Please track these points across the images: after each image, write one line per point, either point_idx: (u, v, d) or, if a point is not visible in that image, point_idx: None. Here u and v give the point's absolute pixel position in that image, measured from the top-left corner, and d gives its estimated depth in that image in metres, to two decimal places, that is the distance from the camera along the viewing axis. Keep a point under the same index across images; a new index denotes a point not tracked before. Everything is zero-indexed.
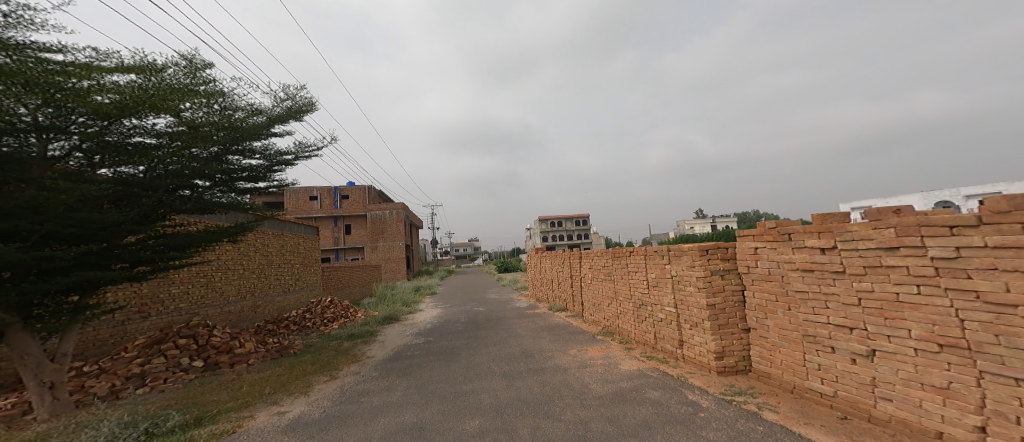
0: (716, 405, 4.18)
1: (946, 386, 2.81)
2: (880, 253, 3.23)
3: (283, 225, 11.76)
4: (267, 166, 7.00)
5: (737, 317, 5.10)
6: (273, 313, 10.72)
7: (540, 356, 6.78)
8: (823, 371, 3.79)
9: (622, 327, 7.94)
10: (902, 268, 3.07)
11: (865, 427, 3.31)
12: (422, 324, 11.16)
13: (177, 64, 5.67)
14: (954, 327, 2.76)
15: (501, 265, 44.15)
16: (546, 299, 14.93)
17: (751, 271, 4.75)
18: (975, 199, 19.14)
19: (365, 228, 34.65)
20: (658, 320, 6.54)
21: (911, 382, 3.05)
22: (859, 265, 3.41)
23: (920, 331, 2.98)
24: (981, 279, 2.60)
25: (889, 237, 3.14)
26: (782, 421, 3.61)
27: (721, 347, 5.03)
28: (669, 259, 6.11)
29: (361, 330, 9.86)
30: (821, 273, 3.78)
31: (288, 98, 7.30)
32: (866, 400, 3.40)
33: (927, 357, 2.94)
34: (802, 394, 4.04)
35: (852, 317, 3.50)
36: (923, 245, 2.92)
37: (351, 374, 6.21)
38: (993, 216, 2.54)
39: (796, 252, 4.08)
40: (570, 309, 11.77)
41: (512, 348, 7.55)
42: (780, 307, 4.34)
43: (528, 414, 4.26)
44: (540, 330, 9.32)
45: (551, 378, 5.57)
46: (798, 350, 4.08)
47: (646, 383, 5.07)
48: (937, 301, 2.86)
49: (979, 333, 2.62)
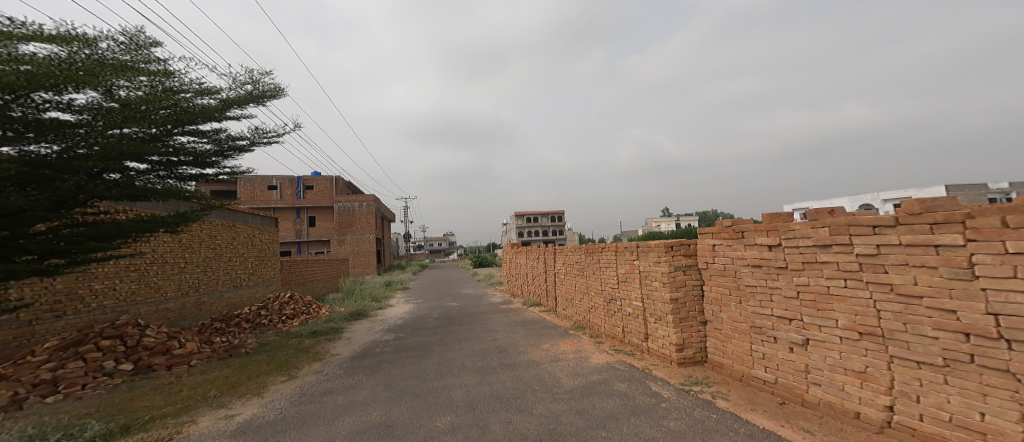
0: (676, 396, 4.37)
1: (863, 370, 3.10)
2: (816, 250, 3.49)
3: (236, 217, 11.23)
4: (217, 152, 6.65)
5: (697, 310, 5.33)
6: (221, 310, 10.23)
7: (514, 351, 6.85)
8: (767, 360, 4.04)
9: (593, 321, 8.13)
10: (834, 263, 3.33)
11: (799, 411, 3.59)
12: (392, 321, 10.96)
13: (116, 40, 5.29)
14: (873, 317, 3.03)
15: (479, 261, 43.94)
16: (521, 294, 15.00)
17: (709, 266, 4.99)
18: (891, 202, 20.91)
19: (331, 221, 33.53)
20: (627, 314, 6.74)
21: (836, 367, 3.32)
22: (798, 261, 3.67)
23: (845, 321, 3.24)
24: (895, 274, 2.89)
25: (824, 235, 3.40)
26: (731, 408, 3.84)
27: (682, 339, 5.27)
28: (638, 255, 6.28)
29: (325, 327, 9.58)
30: (768, 268, 4.03)
31: (251, 83, 6.94)
32: (800, 385, 3.67)
33: (849, 344, 3.22)
34: (748, 382, 4.31)
35: (791, 309, 3.75)
36: (850, 243, 3.19)
37: (312, 374, 6.02)
38: (908, 217, 2.80)
39: (747, 249, 4.31)
40: (545, 304, 11.88)
41: (487, 344, 7.57)
42: (733, 301, 4.58)
43: (497, 409, 4.30)
44: (515, 325, 9.38)
45: (524, 372, 5.64)
46: (746, 340, 4.34)
47: (614, 376, 5.23)
48: (859, 293, 3.13)
49: (891, 322, 2.91)
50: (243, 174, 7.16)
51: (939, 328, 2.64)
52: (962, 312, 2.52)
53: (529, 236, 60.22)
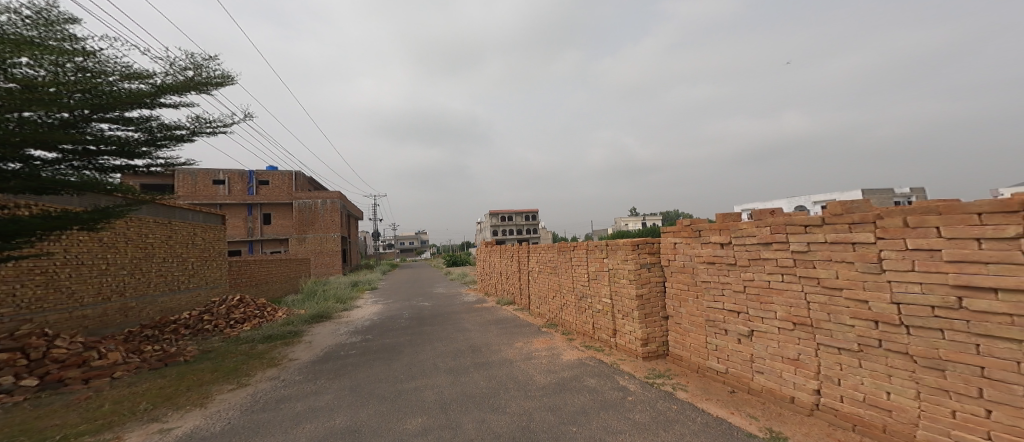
0: (641, 389, 4.53)
1: (797, 357, 3.55)
2: (759, 247, 3.90)
3: (171, 213, 10.43)
4: (148, 140, 6.09)
5: (660, 305, 5.54)
6: (154, 316, 9.43)
7: (487, 350, 6.84)
8: (719, 352, 4.37)
9: (565, 319, 8.27)
10: (774, 260, 3.77)
11: (749, 399, 3.92)
12: (358, 322, 10.67)
13: (21, 13, 4.65)
14: (804, 308, 3.49)
15: (451, 260, 43.44)
16: (495, 293, 15.01)
17: (670, 263, 5.22)
18: (820, 205, 22.70)
19: (290, 219, 32.15)
20: (596, 311, 6.90)
21: (776, 356, 3.74)
22: (745, 258, 4.04)
23: (783, 313, 3.68)
24: (820, 268, 3.36)
25: (766, 234, 3.81)
26: (690, 399, 4.07)
27: (646, 334, 5.47)
28: (607, 254, 6.45)
29: (282, 331, 9.18)
30: (720, 265, 4.35)
31: (193, 69, 6.51)
32: (746, 374, 4.05)
33: (786, 334, 3.66)
34: (704, 373, 4.62)
35: (738, 303, 4.14)
36: (787, 241, 3.61)
37: (266, 380, 5.78)
38: (833, 218, 3.26)
39: (703, 247, 4.59)
40: (518, 302, 11.96)
41: (460, 343, 7.52)
42: (690, 296, 4.85)
43: (471, 408, 4.30)
44: (488, 324, 9.38)
45: (497, 371, 5.65)
46: (702, 333, 4.65)
47: (584, 372, 5.35)
48: (794, 287, 3.58)
49: (818, 312, 3.38)
50: (179, 165, 6.69)
51: (855, 316, 3.11)
52: (873, 302, 2.98)
53: (501, 234, 60.20)
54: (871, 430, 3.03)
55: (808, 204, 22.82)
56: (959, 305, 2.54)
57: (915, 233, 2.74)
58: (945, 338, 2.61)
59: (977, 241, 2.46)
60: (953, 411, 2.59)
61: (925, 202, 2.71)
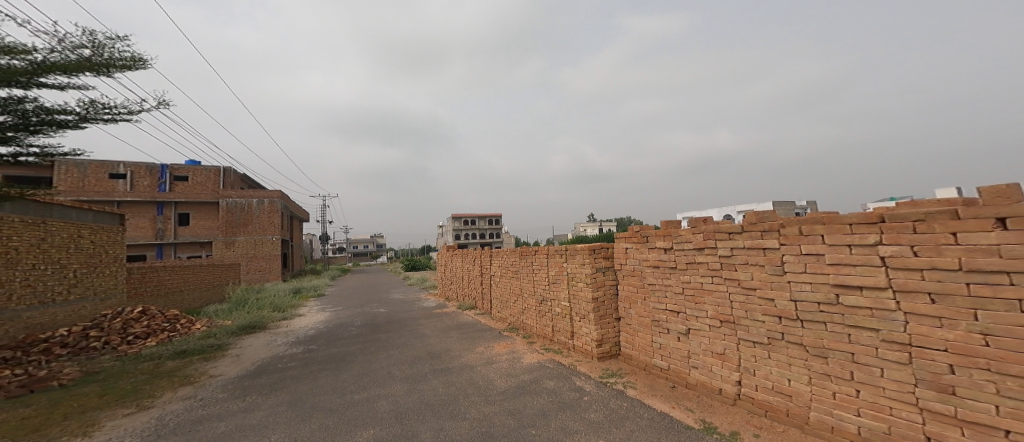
0: (596, 388, 4.70)
1: (722, 352, 4.03)
2: (694, 252, 4.33)
3: (47, 212, 8.58)
4: (17, 125, 5.27)
5: (613, 307, 5.78)
6: (17, 335, 7.52)
7: (447, 356, 6.75)
8: (664, 350, 4.74)
9: (527, 322, 8.35)
10: (705, 263, 4.22)
11: (687, 393, 4.33)
12: (301, 332, 10.09)
13: None
14: (727, 306, 3.99)
15: (410, 265, 42.23)
16: (457, 298, 14.84)
17: (622, 267, 5.48)
18: (743, 214, 24.57)
19: (217, 220, 29.00)
20: (556, 314, 7.05)
21: (706, 352, 4.21)
22: (683, 262, 4.47)
23: (711, 311, 4.14)
24: (740, 271, 3.87)
25: (700, 240, 4.24)
26: (639, 396, 4.36)
27: (601, 335, 5.68)
28: (566, 258, 6.61)
29: (200, 345, 8.42)
30: (664, 268, 4.72)
31: (94, 49, 5.74)
32: (683, 369, 4.48)
33: (714, 330, 4.14)
34: (651, 370, 4.98)
35: (677, 303, 4.56)
36: (716, 246, 4.09)
37: (175, 402, 5.27)
38: (751, 226, 3.75)
39: (651, 252, 4.93)
40: (480, 306, 11.92)
41: (418, 350, 7.37)
42: (639, 298, 5.17)
43: (429, 416, 4.24)
44: (448, 329, 9.27)
45: (457, 377, 5.60)
46: (648, 333, 5.01)
47: (543, 374, 5.44)
48: (720, 288, 4.06)
49: (738, 310, 3.88)
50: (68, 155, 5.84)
51: (765, 313, 3.64)
52: (778, 300, 3.52)
53: (463, 238, 59.44)
54: (777, 414, 3.55)
55: (732, 214, 24.94)
56: (837, 301, 3.12)
57: (808, 240, 3.29)
58: (828, 329, 3.18)
59: (849, 247, 3.02)
60: (834, 393, 3.16)
61: (815, 212, 3.27)
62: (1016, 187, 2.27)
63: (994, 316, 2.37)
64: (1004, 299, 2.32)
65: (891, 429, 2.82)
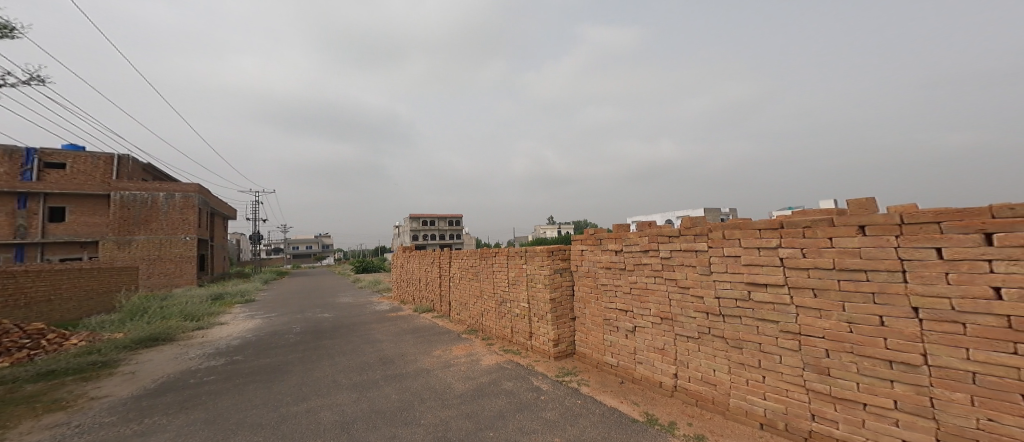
0: (552, 387, 4.82)
1: (663, 347, 4.40)
2: (640, 254, 4.65)
3: None
4: None
5: (569, 308, 5.97)
6: None
7: (400, 361, 6.60)
8: (614, 347, 5.02)
9: (486, 324, 8.36)
10: (649, 265, 4.55)
11: (633, 388, 4.64)
12: (223, 343, 9.17)
13: None
14: (667, 304, 4.35)
15: (363, 266, 40.50)
16: (413, 301, 14.52)
17: (577, 268, 5.67)
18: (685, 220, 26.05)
19: (103, 215, 21.20)
20: (515, 315, 7.13)
21: (650, 348, 4.55)
22: (631, 263, 4.75)
23: (654, 309, 4.49)
24: (677, 271, 4.25)
25: (645, 242, 4.57)
26: (591, 392, 4.57)
27: (558, 335, 5.84)
28: (525, 260, 6.70)
29: (82, 361, 7.07)
30: (615, 269, 4.99)
31: None
32: (631, 365, 4.78)
33: (655, 327, 4.49)
34: (602, 367, 5.23)
35: (624, 302, 4.85)
36: (658, 248, 4.43)
37: (45, 430, 4.46)
38: (686, 230, 4.15)
39: (604, 254, 5.16)
40: (438, 309, 11.77)
41: (368, 356, 7.13)
42: (592, 298, 5.39)
43: (380, 425, 4.14)
44: (403, 333, 9.06)
45: (411, 382, 5.49)
46: (600, 332, 5.25)
47: (502, 375, 5.48)
48: (661, 287, 4.41)
49: (676, 307, 4.25)
50: None
51: (696, 310, 4.05)
52: (705, 297, 3.96)
53: (421, 239, 58.03)
54: (706, 403, 3.99)
55: (672, 219, 26.44)
56: (750, 297, 3.61)
57: (730, 243, 3.77)
58: (743, 323, 3.68)
59: (758, 249, 3.55)
60: (747, 380, 3.65)
61: (735, 218, 3.80)
62: (872, 201, 2.88)
63: (856, 307, 2.98)
64: (863, 292, 2.94)
65: (788, 409, 3.36)
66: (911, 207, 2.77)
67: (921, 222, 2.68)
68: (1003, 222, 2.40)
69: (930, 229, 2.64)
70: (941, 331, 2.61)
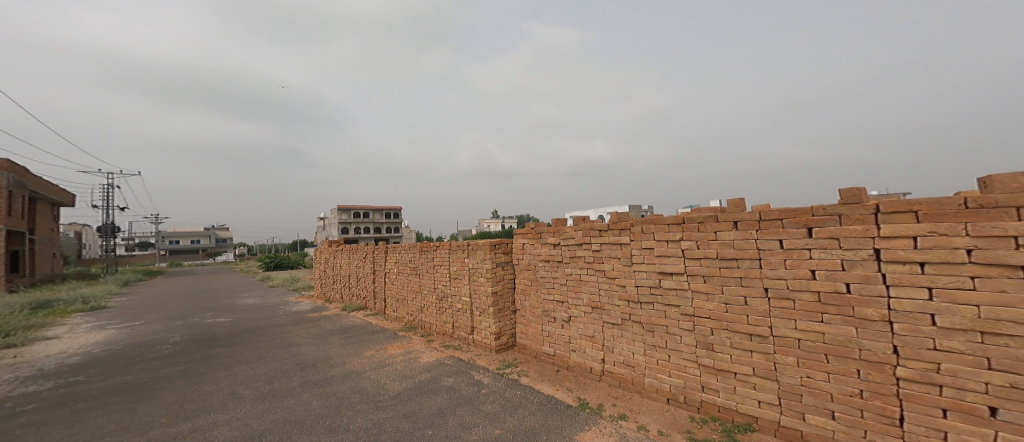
0: (493, 380, 4.86)
1: (593, 334, 4.65)
2: (574, 247, 4.86)
3: None
4: None
5: (510, 300, 6.07)
6: None
7: (325, 364, 6.22)
8: (551, 337, 5.20)
9: (425, 320, 8.21)
10: (582, 257, 4.76)
11: (567, 375, 4.85)
12: (63, 359, 7.41)
13: None
14: (597, 294, 4.59)
15: (289, 262, 37.32)
16: (341, 299, 13.73)
17: (518, 261, 5.75)
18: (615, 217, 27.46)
19: None
20: (456, 310, 7.08)
21: (582, 336, 4.78)
22: (567, 256, 4.94)
23: (587, 300, 4.70)
24: (605, 262, 4.51)
25: (580, 236, 4.77)
26: (529, 382, 4.70)
27: (499, 328, 5.91)
28: (467, 253, 6.67)
29: None
30: (552, 262, 5.15)
31: None
32: (565, 353, 4.99)
33: (587, 316, 4.72)
34: (540, 357, 5.40)
35: (561, 294, 5.03)
36: (590, 241, 4.66)
37: None
38: (614, 224, 4.43)
39: (543, 247, 5.30)
40: (371, 307, 11.28)
41: (285, 361, 6.59)
42: (532, 290, 5.52)
43: (298, 435, 3.89)
44: (329, 334, 8.55)
45: (338, 387, 5.18)
46: (539, 323, 5.40)
47: (441, 372, 5.42)
48: (592, 279, 4.65)
49: (604, 297, 4.53)
50: None
51: (619, 298, 4.37)
52: (627, 286, 4.28)
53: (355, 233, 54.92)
54: (627, 384, 4.34)
55: (604, 215, 27.75)
56: (661, 285, 4.00)
57: (647, 236, 4.11)
58: (654, 308, 4.07)
59: (666, 242, 3.94)
60: (657, 360, 4.06)
61: (651, 214, 4.13)
62: (743, 200, 3.45)
63: (730, 289, 3.52)
64: (734, 276, 3.50)
65: (686, 383, 3.84)
66: (766, 207, 3.41)
67: (771, 219, 3.30)
68: (819, 219, 3.05)
69: (777, 224, 3.26)
70: (780, 307, 3.26)
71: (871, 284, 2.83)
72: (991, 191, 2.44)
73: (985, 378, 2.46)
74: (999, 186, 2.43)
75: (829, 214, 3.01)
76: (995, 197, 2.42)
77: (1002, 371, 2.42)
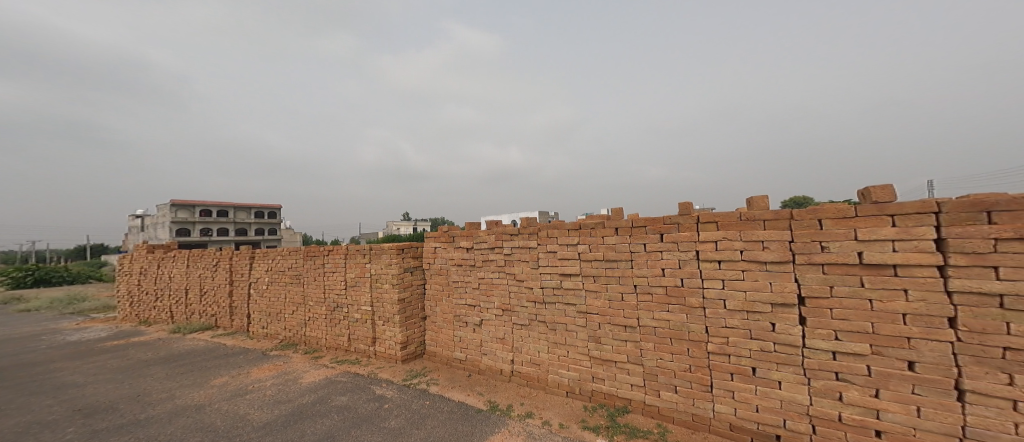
0: (398, 393, 4.68)
1: (503, 336, 4.78)
2: (488, 251, 4.94)
3: None
4: None
5: (418, 307, 5.94)
6: None
7: (158, 399, 5.21)
8: (462, 342, 5.20)
9: (308, 335, 7.54)
10: (495, 261, 4.86)
11: (478, 379, 4.91)
12: None
13: None
14: (508, 297, 4.73)
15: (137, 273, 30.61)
16: (165, 320, 11.22)
17: (430, 266, 5.63)
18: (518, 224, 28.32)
19: None
20: (353, 320, 6.63)
21: (493, 339, 4.88)
22: (480, 260, 5.00)
23: (500, 302, 4.81)
24: (515, 265, 4.68)
25: (493, 240, 4.87)
26: (439, 391, 4.64)
27: (406, 337, 5.71)
28: (370, 259, 6.31)
29: None
30: (465, 266, 5.18)
31: None
32: (477, 358, 5.03)
33: (498, 318, 4.84)
34: (450, 363, 5.36)
35: (474, 298, 5.06)
36: (502, 245, 4.79)
37: None
38: (525, 229, 4.62)
39: (456, 251, 5.29)
40: (227, 325, 9.77)
41: (88, 400, 5.30)
42: (444, 296, 5.45)
43: None
44: (163, 362, 7.13)
45: (155, 430, 4.31)
46: (450, 329, 5.35)
47: (331, 391, 5.01)
48: (504, 282, 4.77)
49: (514, 299, 4.68)
50: None
51: (527, 299, 4.57)
52: (535, 288, 4.49)
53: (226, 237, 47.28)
54: (533, 381, 4.54)
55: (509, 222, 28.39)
56: (562, 285, 4.29)
57: (552, 240, 4.38)
58: (554, 307, 4.36)
59: (568, 246, 4.24)
60: (558, 356, 4.34)
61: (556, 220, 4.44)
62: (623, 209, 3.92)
63: (613, 287, 3.94)
64: (614, 275, 3.94)
65: (581, 375, 4.17)
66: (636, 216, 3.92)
67: (638, 226, 3.80)
68: (666, 226, 3.64)
69: (642, 230, 3.76)
70: (643, 300, 3.76)
71: (694, 279, 3.50)
72: (752, 208, 3.27)
73: (748, 345, 3.27)
74: (757, 205, 3.28)
75: (671, 223, 3.62)
76: (753, 212, 3.24)
77: (757, 339, 3.23)
